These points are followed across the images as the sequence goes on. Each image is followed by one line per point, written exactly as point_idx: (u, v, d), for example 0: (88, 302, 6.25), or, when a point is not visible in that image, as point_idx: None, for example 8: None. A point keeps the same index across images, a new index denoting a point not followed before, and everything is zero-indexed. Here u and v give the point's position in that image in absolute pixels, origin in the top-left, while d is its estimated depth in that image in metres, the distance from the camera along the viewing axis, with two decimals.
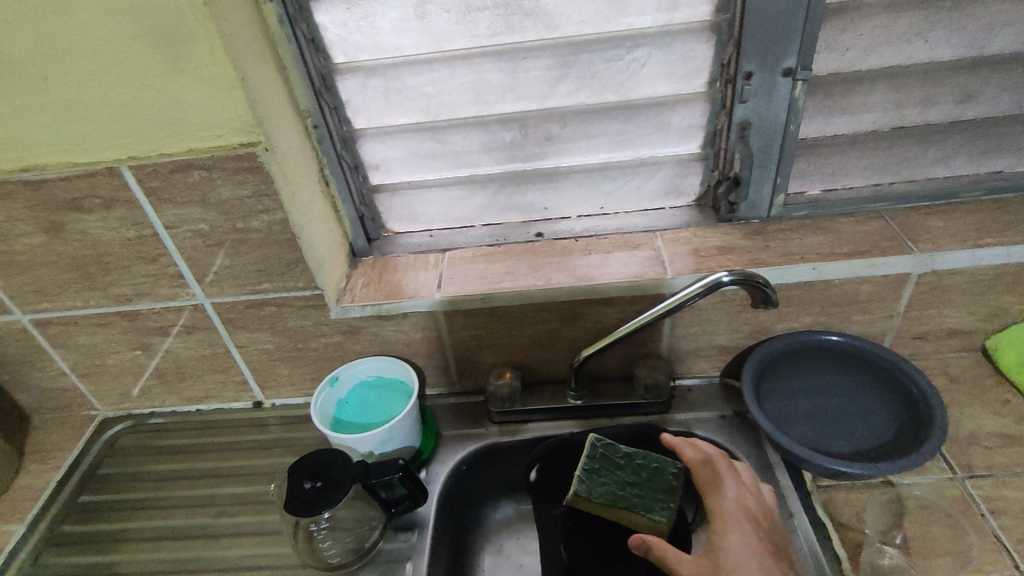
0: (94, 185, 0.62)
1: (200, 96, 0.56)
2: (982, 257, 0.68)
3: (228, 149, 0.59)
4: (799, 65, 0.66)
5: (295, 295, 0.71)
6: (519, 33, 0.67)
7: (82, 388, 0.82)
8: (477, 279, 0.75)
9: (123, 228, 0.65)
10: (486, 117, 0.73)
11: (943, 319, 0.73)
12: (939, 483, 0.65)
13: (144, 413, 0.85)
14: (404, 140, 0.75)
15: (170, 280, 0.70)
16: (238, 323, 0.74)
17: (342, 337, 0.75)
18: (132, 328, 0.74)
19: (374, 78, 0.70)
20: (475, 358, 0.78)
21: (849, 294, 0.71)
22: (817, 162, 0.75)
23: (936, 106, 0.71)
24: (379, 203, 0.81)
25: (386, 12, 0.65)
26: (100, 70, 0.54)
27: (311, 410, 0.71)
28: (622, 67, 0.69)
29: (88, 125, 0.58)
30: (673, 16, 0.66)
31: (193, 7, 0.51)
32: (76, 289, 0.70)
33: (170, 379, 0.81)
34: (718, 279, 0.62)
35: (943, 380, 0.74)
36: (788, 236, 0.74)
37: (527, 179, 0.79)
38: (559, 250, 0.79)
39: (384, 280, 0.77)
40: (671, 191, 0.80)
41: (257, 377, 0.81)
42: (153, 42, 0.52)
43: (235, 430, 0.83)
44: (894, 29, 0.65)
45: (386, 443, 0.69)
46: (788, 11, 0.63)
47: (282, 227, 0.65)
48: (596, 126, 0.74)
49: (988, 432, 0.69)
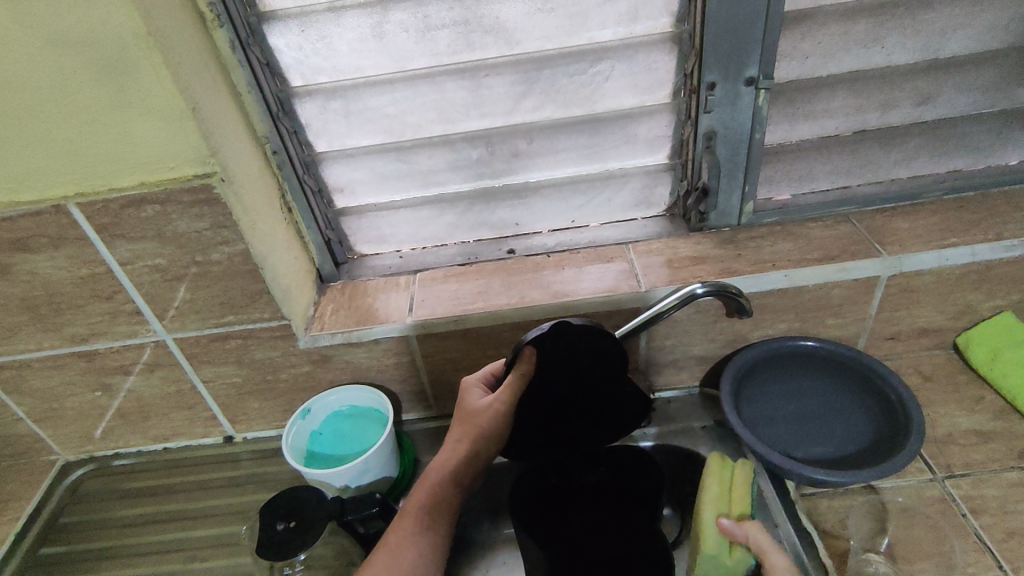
0: (41, 224, 0.59)
1: (149, 128, 0.54)
2: (948, 257, 0.69)
3: (181, 181, 0.57)
4: (761, 74, 0.67)
5: (261, 326, 0.69)
6: (479, 50, 0.66)
7: (41, 433, 0.78)
8: (449, 301, 0.73)
9: (74, 266, 0.62)
10: (452, 135, 0.72)
11: (914, 319, 0.74)
12: (918, 485, 0.65)
13: (109, 455, 0.82)
14: (369, 162, 0.73)
15: (127, 318, 0.67)
16: (202, 358, 0.71)
17: (313, 367, 0.73)
18: (89, 368, 0.71)
19: (334, 100, 0.68)
20: (451, 381, 0.76)
21: (821, 299, 0.71)
22: (784, 167, 0.76)
23: (896, 108, 0.72)
24: (346, 226, 0.79)
25: (342, 33, 0.64)
26: (39, 105, 0.51)
27: (284, 444, 0.68)
28: (586, 81, 0.69)
29: (30, 162, 0.55)
30: (634, 28, 0.66)
31: (136, 37, 0.49)
32: (27, 332, 0.67)
33: (135, 419, 0.78)
34: (693, 290, 0.62)
35: (917, 379, 0.75)
36: (759, 243, 0.74)
37: (497, 196, 0.78)
38: (532, 266, 0.77)
39: (353, 306, 0.75)
40: (641, 203, 0.80)
41: (226, 412, 0.78)
42: (95, 74, 0.50)
43: (205, 468, 0.80)
44: (851, 36, 0.66)
45: (361, 476, 0.66)
46: (748, 22, 0.63)
47: (243, 258, 0.63)
48: (563, 140, 0.73)
49: (963, 430, 0.70)
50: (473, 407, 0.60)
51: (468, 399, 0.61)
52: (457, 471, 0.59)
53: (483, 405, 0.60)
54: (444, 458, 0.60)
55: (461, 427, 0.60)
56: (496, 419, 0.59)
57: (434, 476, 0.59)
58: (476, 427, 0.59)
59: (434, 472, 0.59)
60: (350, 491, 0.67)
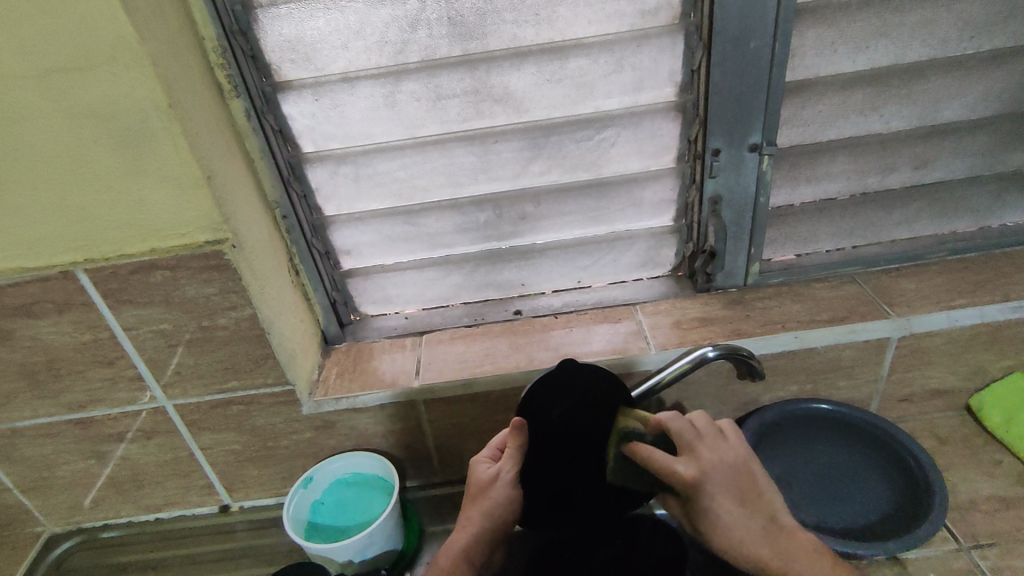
0: (47, 290, 0.58)
1: (163, 194, 0.54)
2: (957, 318, 0.69)
3: (192, 247, 0.57)
4: (764, 140, 0.68)
5: (265, 391, 0.67)
6: (489, 118, 0.68)
7: (28, 504, 0.75)
8: (457, 363, 0.72)
9: (77, 331, 0.61)
10: (460, 199, 0.73)
11: (926, 380, 0.73)
12: (945, 556, 0.63)
13: (97, 526, 0.78)
14: (377, 225, 0.74)
15: (128, 383, 0.65)
16: (202, 424, 0.69)
17: (316, 433, 0.71)
18: (84, 435, 0.69)
19: (344, 165, 0.69)
20: (458, 446, 0.74)
21: (832, 360, 0.70)
22: (788, 229, 0.77)
23: (894, 172, 0.74)
24: (352, 287, 0.79)
25: (355, 102, 0.65)
26: (55, 173, 0.52)
27: (284, 516, 0.66)
28: (592, 146, 0.70)
29: (40, 228, 0.55)
30: (639, 97, 0.68)
31: (157, 109, 0.49)
32: (22, 399, 0.65)
33: (127, 488, 0.75)
34: (704, 354, 0.61)
35: (933, 442, 0.74)
36: (766, 304, 0.74)
37: (504, 257, 0.78)
38: (540, 327, 0.77)
39: (358, 369, 0.73)
40: (647, 263, 0.80)
41: (224, 480, 0.75)
42: (112, 144, 0.51)
43: (199, 541, 0.76)
44: (849, 105, 0.68)
45: (366, 550, 0.63)
46: (751, 92, 0.65)
47: (250, 322, 0.62)
48: (570, 203, 0.74)
49: (985, 495, 0.68)
50: (480, 479, 0.59)
51: (475, 472, 0.60)
52: (471, 547, 0.58)
53: (489, 475, 0.59)
54: (454, 539, 0.59)
55: (470, 504, 0.59)
56: (504, 488, 0.58)
57: (445, 559, 0.58)
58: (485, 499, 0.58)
59: (448, 552, 0.58)
60: (354, 567, 0.64)
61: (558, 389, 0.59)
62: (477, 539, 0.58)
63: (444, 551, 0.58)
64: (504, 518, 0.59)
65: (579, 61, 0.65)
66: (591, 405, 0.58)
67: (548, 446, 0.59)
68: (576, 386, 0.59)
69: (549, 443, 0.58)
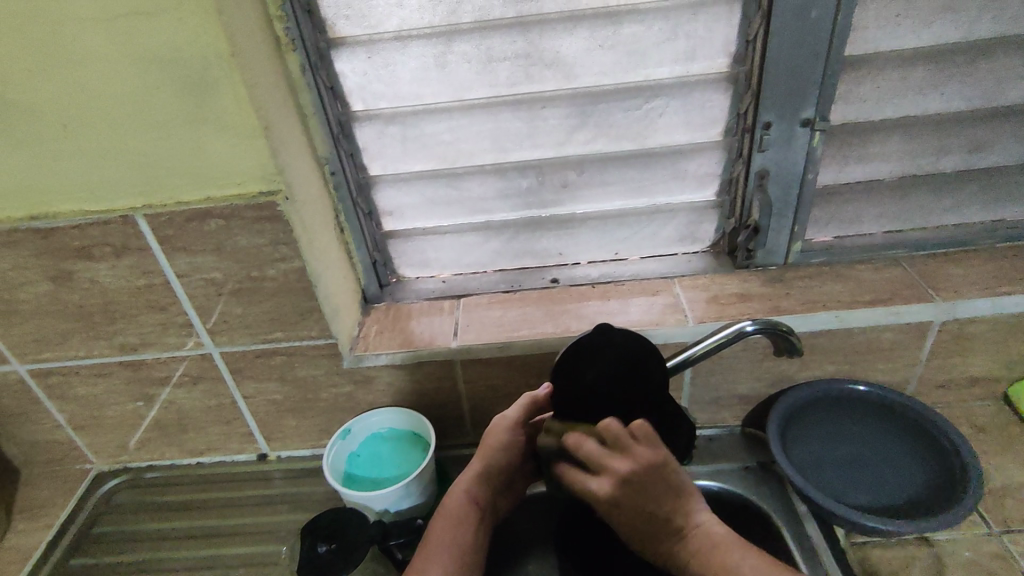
0: (106, 234, 0.60)
1: (221, 144, 0.55)
2: (1003, 305, 0.68)
3: (247, 198, 0.58)
4: (817, 115, 0.67)
5: (308, 344, 0.69)
6: (538, 83, 0.68)
7: (78, 441, 0.78)
8: (494, 327, 0.73)
9: (133, 276, 0.63)
10: (504, 164, 0.73)
11: (967, 367, 0.72)
12: (976, 540, 0.63)
13: (142, 467, 0.82)
14: (420, 187, 0.74)
15: (178, 329, 0.67)
16: (246, 373, 0.71)
17: (354, 387, 0.73)
18: (135, 378, 0.72)
19: (392, 125, 0.70)
20: (491, 408, 0.76)
21: (871, 342, 0.70)
22: (833, 209, 0.76)
23: (948, 154, 0.72)
24: (392, 248, 0.80)
25: (406, 61, 0.66)
26: (120, 117, 0.53)
27: (324, 464, 0.68)
28: (640, 116, 0.70)
29: (103, 173, 0.56)
30: (691, 67, 0.67)
31: (221, 58, 0.50)
32: (79, 339, 0.68)
33: (172, 432, 0.78)
34: (743, 328, 0.60)
35: (969, 429, 0.73)
36: (807, 283, 0.74)
37: (543, 225, 0.78)
38: (576, 296, 0.77)
39: (397, 328, 0.75)
40: (686, 238, 0.80)
41: (263, 429, 0.78)
42: (176, 92, 0.52)
43: (237, 486, 0.79)
44: (908, 82, 0.67)
45: (402, 501, 0.65)
46: (807, 65, 0.64)
47: (298, 275, 0.63)
48: (613, 173, 0.74)
49: (1020, 484, 0.68)
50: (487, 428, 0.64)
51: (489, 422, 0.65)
52: (473, 488, 0.61)
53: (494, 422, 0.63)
54: (462, 479, 0.62)
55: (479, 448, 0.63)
56: (502, 432, 0.62)
57: (448, 502, 0.61)
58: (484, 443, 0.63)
59: (456, 492, 0.61)
60: (390, 516, 0.66)
61: (598, 350, 0.59)
62: (478, 481, 0.62)
63: (448, 498, 0.61)
64: (507, 461, 0.62)
65: (633, 28, 0.64)
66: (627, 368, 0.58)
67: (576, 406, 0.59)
68: (615, 350, 0.59)
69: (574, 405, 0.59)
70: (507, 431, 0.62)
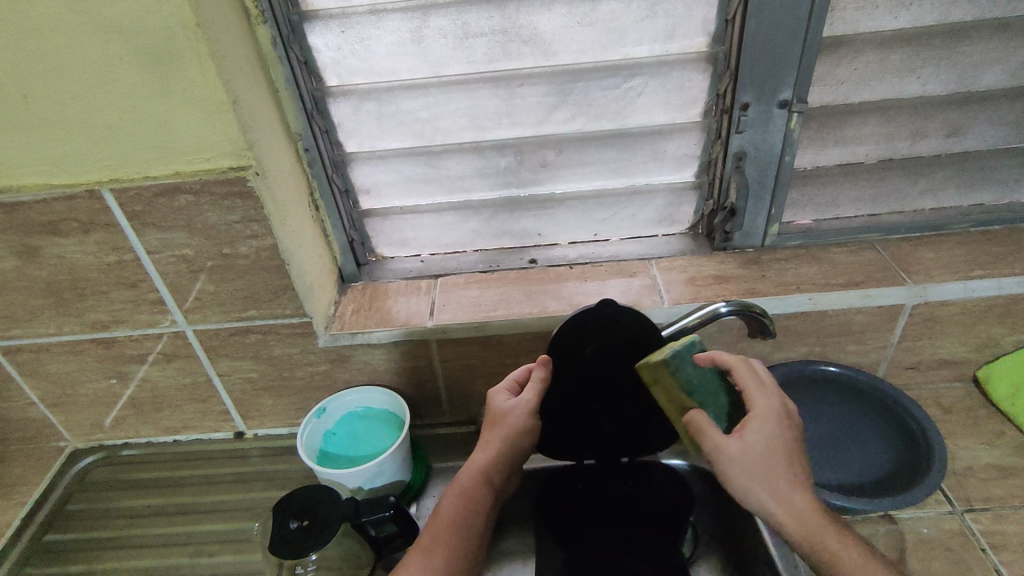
0: (74, 209, 0.59)
1: (188, 117, 0.54)
2: (973, 289, 0.69)
3: (216, 173, 0.57)
4: (795, 97, 0.67)
5: (282, 322, 0.69)
6: (515, 60, 0.67)
7: (52, 419, 0.78)
8: (471, 307, 0.73)
9: (102, 252, 0.62)
10: (482, 143, 0.72)
11: (936, 349, 0.73)
12: (938, 518, 0.65)
13: (118, 444, 0.81)
14: (397, 165, 0.73)
15: (150, 306, 0.67)
16: (220, 351, 0.71)
17: (330, 366, 0.73)
18: (107, 355, 0.71)
19: (368, 102, 0.69)
20: (468, 387, 0.76)
21: (844, 324, 0.70)
22: (810, 192, 0.76)
23: (925, 139, 0.72)
24: (370, 227, 0.79)
25: (381, 36, 0.64)
26: (84, 88, 0.52)
27: (298, 442, 0.68)
28: (619, 95, 0.69)
29: (68, 145, 0.55)
30: (670, 46, 0.66)
31: (185, 28, 0.49)
32: (48, 316, 0.67)
33: (147, 410, 0.77)
34: (716, 309, 0.60)
35: (937, 411, 0.75)
36: (782, 265, 0.74)
37: (522, 205, 0.78)
38: (554, 276, 0.77)
39: (374, 307, 0.74)
40: (665, 220, 0.80)
41: (239, 408, 0.77)
42: (140, 62, 0.51)
43: (214, 463, 0.79)
44: (886, 64, 0.66)
45: (375, 478, 0.66)
46: (786, 45, 0.64)
47: (271, 252, 0.63)
48: (592, 153, 0.73)
49: (984, 464, 0.69)
50: (497, 409, 0.61)
51: (493, 403, 0.62)
52: (492, 469, 0.59)
53: (506, 406, 0.60)
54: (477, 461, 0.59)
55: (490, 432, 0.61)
56: (521, 415, 0.59)
57: (465, 479, 0.58)
58: (502, 426, 0.60)
59: (469, 474, 0.59)
60: (364, 493, 0.66)
61: (599, 331, 0.59)
62: (496, 465, 0.59)
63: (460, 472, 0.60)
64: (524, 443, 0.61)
65: (611, 5, 0.63)
66: (625, 348, 0.59)
67: (575, 379, 0.61)
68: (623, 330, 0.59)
69: (572, 375, 0.61)
70: (527, 415, 0.59)
